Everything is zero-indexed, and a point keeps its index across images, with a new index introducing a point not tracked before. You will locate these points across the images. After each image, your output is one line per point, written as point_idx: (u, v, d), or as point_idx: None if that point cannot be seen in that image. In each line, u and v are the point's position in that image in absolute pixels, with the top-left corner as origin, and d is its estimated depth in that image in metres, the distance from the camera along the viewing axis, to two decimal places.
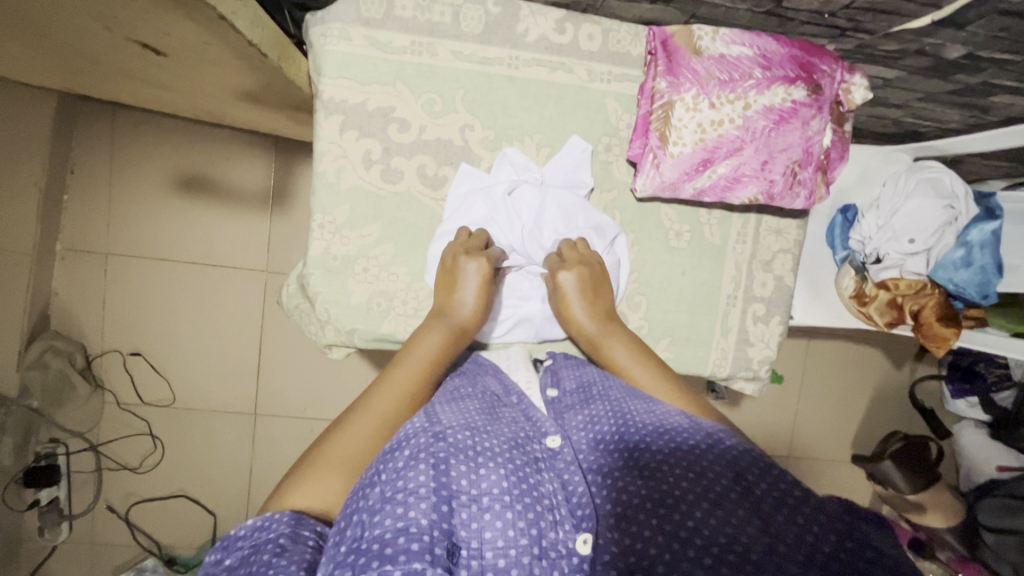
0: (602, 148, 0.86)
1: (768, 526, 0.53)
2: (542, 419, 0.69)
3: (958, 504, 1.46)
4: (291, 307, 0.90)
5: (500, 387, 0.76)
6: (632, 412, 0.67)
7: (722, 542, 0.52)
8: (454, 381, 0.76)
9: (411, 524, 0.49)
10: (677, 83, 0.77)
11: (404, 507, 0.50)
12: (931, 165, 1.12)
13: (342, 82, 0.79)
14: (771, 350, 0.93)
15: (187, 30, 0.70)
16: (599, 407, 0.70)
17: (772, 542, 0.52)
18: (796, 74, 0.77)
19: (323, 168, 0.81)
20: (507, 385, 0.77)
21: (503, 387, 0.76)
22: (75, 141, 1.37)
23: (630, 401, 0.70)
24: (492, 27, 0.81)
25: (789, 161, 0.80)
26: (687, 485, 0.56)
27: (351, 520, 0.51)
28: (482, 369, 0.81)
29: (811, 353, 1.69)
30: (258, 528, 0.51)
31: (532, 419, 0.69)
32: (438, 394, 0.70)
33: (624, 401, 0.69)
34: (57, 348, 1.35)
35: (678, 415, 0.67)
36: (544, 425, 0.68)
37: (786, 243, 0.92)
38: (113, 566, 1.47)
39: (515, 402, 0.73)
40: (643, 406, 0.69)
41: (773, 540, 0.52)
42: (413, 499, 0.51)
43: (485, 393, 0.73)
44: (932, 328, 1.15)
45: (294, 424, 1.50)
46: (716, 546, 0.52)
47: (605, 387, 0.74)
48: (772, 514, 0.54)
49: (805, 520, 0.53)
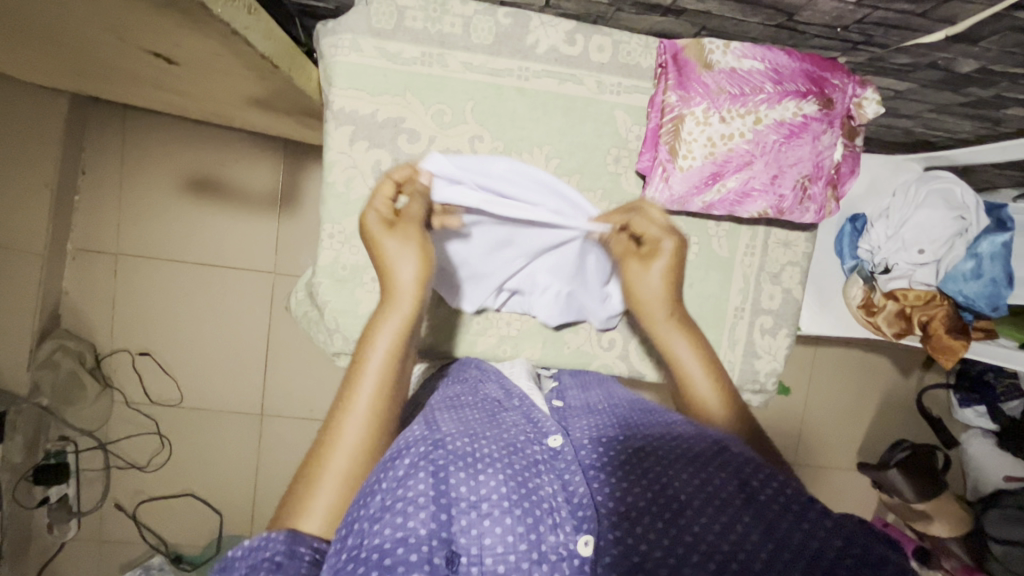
0: (612, 160, 0.86)
1: (774, 532, 0.53)
2: (544, 420, 0.69)
3: (964, 514, 1.45)
4: (299, 314, 0.91)
5: (501, 392, 0.76)
6: (638, 424, 0.69)
7: (726, 550, 0.52)
8: (456, 388, 0.77)
9: (411, 534, 0.51)
10: (687, 97, 0.77)
11: (403, 516, 0.52)
12: (942, 175, 1.11)
13: (353, 93, 0.79)
14: (778, 363, 0.93)
15: (200, 41, 0.71)
16: (601, 417, 0.72)
17: (777, 550, 0.51)
18: (808, 89, 0.77)
19: (333, 178, 0.81)
20: (509, 389, 0.77)
21: (504, 391, 0.76)
22: (87, 143, 1.38)
23: (633, 414, 0.72)
24: (502, 38, 0.81)
25: (799, 176, 0.79)
26: (692, 491, 0.57)
27: (352, 528, 0.53)
28: (485, 374, 0.82)
29: (818, 361, 1.69)
30: (255, 548, 0.53)
31: (534, 420, 0.69)
32: (439, 403, 0.72)
33: (628, 413, 0.73)
34: (67, 348, 1.37)
35: (685, 424, 0.69)
36: (546, 425, 0.67)
37: (795, 256, 0.91)
38: (121, 563, 1.49)
39: (516, 404, 0.73)
40: (651, 419, 0.71)
41: (778, 547, 0.51)
42: (412, 508, 0.53)
43: (485, 399, 0.74)
44: (941, 338, 1.14)
45: (300, 426, 1.51)
46: (719, 553, 0.52)
47: (611, 405, 0.76)
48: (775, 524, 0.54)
49: (807, 526, 0.53)
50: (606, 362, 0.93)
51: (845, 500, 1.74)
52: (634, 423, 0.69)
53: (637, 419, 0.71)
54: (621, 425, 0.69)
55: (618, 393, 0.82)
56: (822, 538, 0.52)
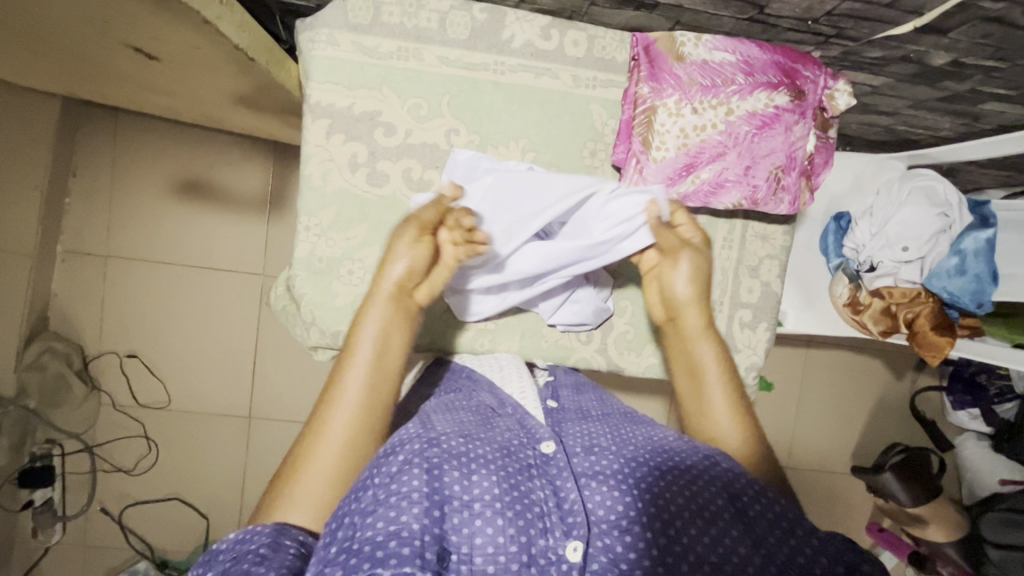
0: (588, 153, 0.86)
1: (761, 545, 0.54)
2: (537, 427, 0.67)
3: (958, 518, 1.44)
4: (278, 308, 0.91)
5: (495, 399, 0.74)
6: (630, 437, 0.68)
7: (712, 561, 0.53)
8: (449, 395, 0.76)
9: (403, 528, 0.50)
10: (660, 88, 0.77)
11: (397, 510, 0.51)
12: (924, 173, 1.12)
13: (330, 87, 0.80)
14: (758, 356, 0.92)
15: (177, 35, 0.71)
16: (596, 425, 0.71)
17: (764, 562, 0.53)
18: (779, 80, 0.77)
19: (310, 170, 0.81)
20: (502, 398, 0.75)
21: (498, 400, 0.74)
22: (78, 145, 1.40)
23: (625, 425, 0.72)
24: (477, 33, 0.81)
25: (772, 167, 0.79)
26: (682, 502, 0.57)
27: (342, 522, 0.53)
28: (476, 383, 0.79)
29: (808, 362, 1.68)
30: (239, 540, 0.54)
31: (528, 427, 0.67)
32: (434, 407, 0.71)
33: (622, 426, 0.71)
34: (55, 350, 1.37)
35: (678, 439, 0.67)
36: (540, 432, 0.65)
37: (773, 249, 0.91)
38: (106, 568, 1.48)
39: (510, 412, 0.71)
40: (641, 431, 0.70)
41: (765, 560, 0.53)
42: (406, 503, 0.52)
43: (479, 405, 0.72)
44: (927, 336, 1.13)
45: (287, 428, 1.51)
46: (706, 565, 0.53)
47: (603, 411, 0.75)
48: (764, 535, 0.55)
49: (792, 543, 0.54)
50: (585, 356, 0.92)
51: (839, 503, 1.72)
52: (627, 433, 0.69)
53: (629, 431, 0.70)
54: (611, 435, 0.69)
55: (610, 400, 0.82)
56: (808, 553, 0.54)
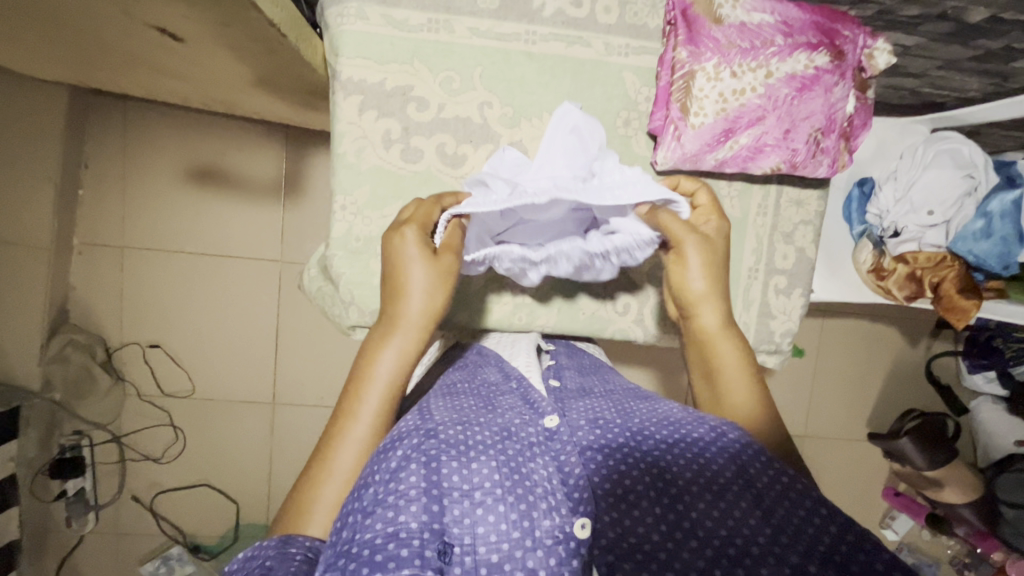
0: (621, 122, 0.85)
1: (770, 517, 0.51)
2: (542, 402, 0.68)
3: (977, 479, 1.45)
4: (313, 290, 0.91)
5: (500, 376, 0.76)
6: (632, 411, 0.67)
7: (723, 536, 0.51)
8: (454, 376, 0.78)
9: (402, 528, 0.48)
10: (698, 52, 0.76)
11: (395, 510, 0.49)
12: (948, 135, 1.11)
13: (360, 62, 0.79)
14: (793, 323, 0.93)
15: (205, 14, 0.70)
16: (598, 401, 0.70)
17: (774, 533, 0.50)
18: (819, 40, 0.76)
19: (344, 149, 0.81)
20: (507, 372, 0.77)
21: (503, 374, 0.76)
22: (89, 136, 1.38)
23: (629, 401, 0.72)
24: (507, 2, 0.80)
25: (812, 130, 0.79)
26: (691, 478, 0.56)
27: (346, 521, 0.51)
28: (486, 360, 0.82)
29: (827, 331, 1.69)
30: (247, 559, 0.52)
31: (531, 403, 0.68)
32: (437, 392, 0.72)
33: (625, 403, 0.71)
34: (78, 342, 1.38)
35: (678, 411, 0.67)
36: (542, 406, 0.66)
37: (807, 214, 0.91)
38: (141, 554, 1.51)
39: (513, 388, 0.72)
40: (644, 407, 0.69)
41: (776, 531, 0.50)
42: (404, 501, 0.50)
43: (483, 384, 0.74)
44: (953, 299, 1.14)
45: (313, 412, 1.52)
46: (717, 540, 0.51)
47: (604, 390, 0.75)
48: (774, 506, 0.52)
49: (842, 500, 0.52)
50: (622, 327, 0.94)
51: (857, 468, 1.75)
52: (630, 409, 0.68)
53: (633, 407, 0.69)
54: (615, 409, 0.68)
55: (612, 380, 0.82)
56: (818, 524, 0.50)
